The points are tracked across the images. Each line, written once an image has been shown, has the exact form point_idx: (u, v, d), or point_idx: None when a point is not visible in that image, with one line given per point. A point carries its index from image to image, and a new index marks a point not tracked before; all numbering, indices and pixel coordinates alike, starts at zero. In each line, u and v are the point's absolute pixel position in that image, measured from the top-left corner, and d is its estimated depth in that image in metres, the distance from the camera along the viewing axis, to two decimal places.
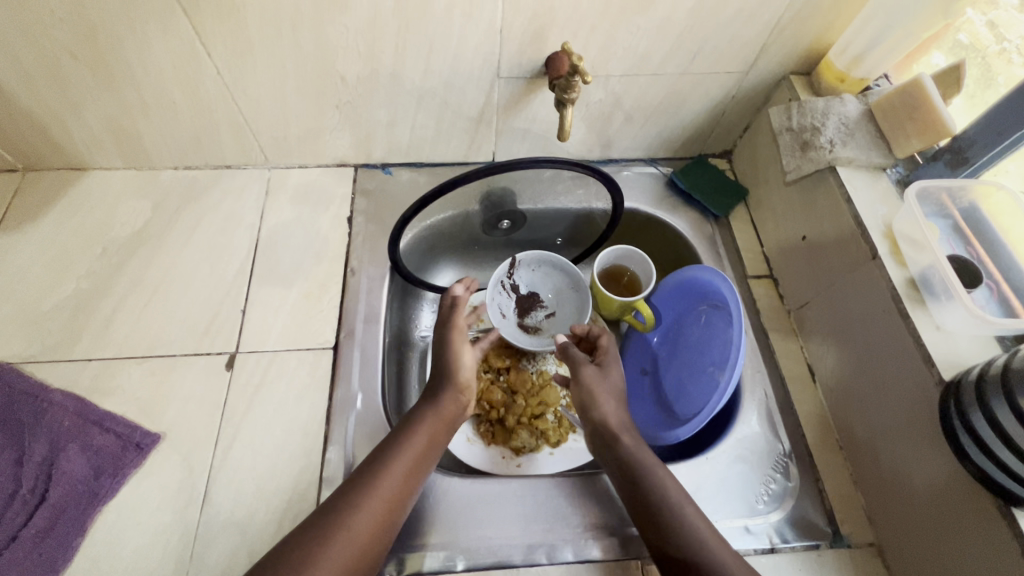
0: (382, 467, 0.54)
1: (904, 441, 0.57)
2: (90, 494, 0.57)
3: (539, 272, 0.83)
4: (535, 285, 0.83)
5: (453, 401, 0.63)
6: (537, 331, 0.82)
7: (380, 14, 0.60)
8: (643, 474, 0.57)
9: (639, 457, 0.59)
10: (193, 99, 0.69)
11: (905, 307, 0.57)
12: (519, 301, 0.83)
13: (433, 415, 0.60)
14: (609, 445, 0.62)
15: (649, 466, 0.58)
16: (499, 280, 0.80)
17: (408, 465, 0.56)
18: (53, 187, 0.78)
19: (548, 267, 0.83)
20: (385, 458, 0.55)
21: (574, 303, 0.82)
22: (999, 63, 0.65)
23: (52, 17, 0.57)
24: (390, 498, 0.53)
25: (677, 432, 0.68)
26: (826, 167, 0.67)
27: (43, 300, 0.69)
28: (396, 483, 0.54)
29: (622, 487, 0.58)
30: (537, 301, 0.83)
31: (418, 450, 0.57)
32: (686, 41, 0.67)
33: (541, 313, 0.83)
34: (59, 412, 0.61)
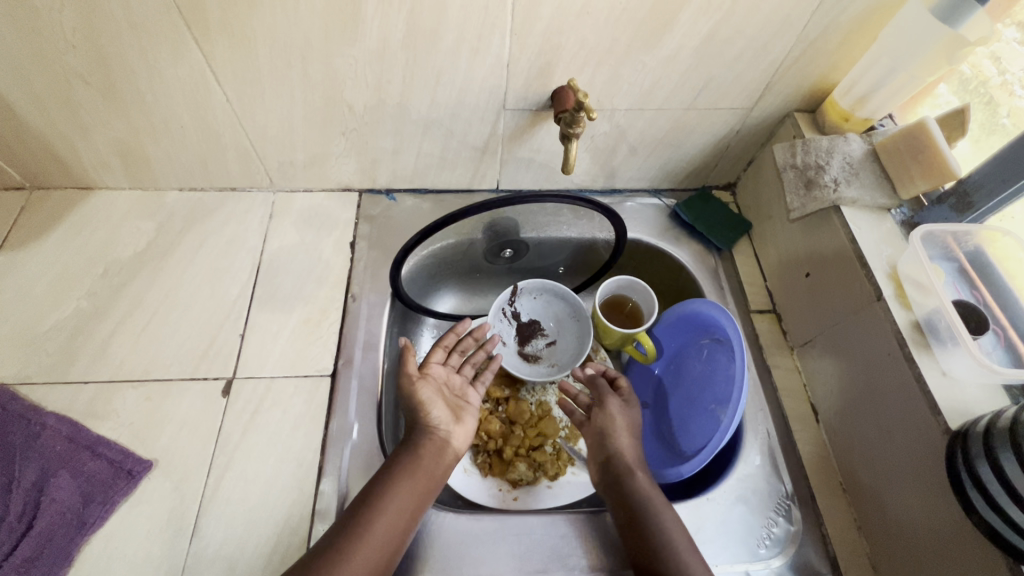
0: (364, 527, 0.53)
1: (910, 491, 0.56)
2: (77, 522, 0.56)
3: (539, 299, 0.83)
4: (535, 313, 0.83)
5: (440, 446, 0.61)
6: (537, 359, 0.82)
7: (388, 48, 0.61)
8: (653, 527, 0.57)
9: (648, 496, 0.59)
10: (201, 125, 0.69)
11: (910, 352, 0.56)
12: (519, 328, 0.82)
13: (417, 465, 0.59)
14: (618, 486, 0.61)
15: (665, 527, 0.56)
16: (500, 308, 0.80)
17: (392, 523, 0.55)
18: (59, 205, 0.78)
19: (549, 296, 0.83)
20: (368, 515, 0.54)
21: (574, 331, 0.82)
22: (1002, 94, 0.65)
23: (65, 44, 0.58)
24: (379, 550, 0.53)
25: (679, 469, 0.66)
26: (830, 207, 0.67)
27: (42, 321, 0.69)
28: (379, 543, 0.53)
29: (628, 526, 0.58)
30: (537, 329, 0.83)
31: (403, 506, 0.56)
32: (690, 79, 0.68)
33: (541, 341, 0.83)
34: (52, 436, 0.60)
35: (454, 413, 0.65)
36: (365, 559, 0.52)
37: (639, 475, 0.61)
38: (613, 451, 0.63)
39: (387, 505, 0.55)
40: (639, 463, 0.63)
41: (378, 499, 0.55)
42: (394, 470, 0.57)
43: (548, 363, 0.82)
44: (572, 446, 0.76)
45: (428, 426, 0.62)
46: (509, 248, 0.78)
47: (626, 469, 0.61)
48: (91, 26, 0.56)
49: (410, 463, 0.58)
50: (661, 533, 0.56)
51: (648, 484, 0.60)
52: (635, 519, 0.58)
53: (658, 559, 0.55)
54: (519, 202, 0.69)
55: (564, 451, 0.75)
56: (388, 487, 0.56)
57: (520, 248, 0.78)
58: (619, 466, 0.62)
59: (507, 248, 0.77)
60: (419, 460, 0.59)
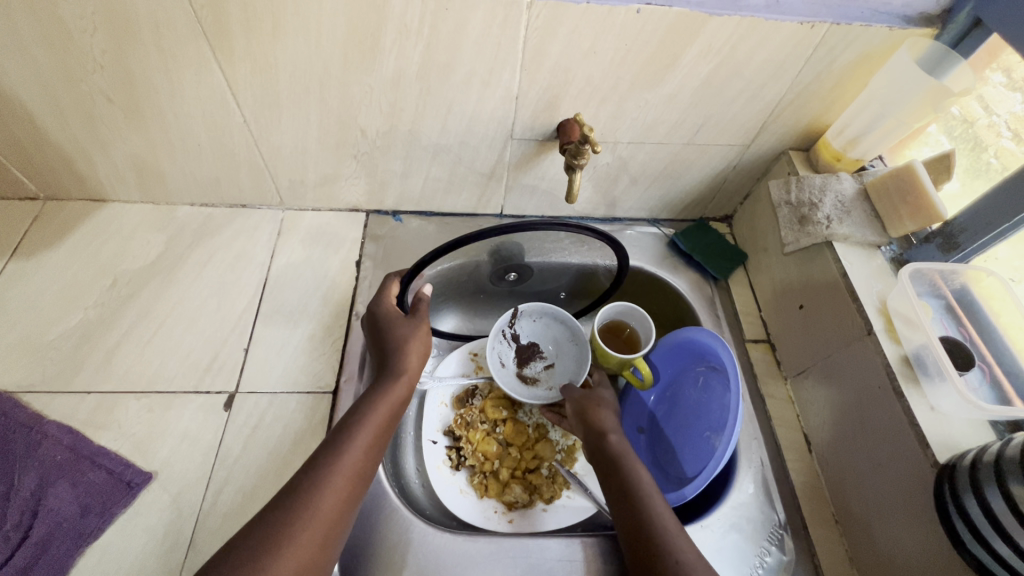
0: (324, 476, 0.50)
1: (902, 521, 0.57)
2: (75, 532, 0.56)
3: (540, 323, 0.84)
4: (535, 336, 0.83)
5: (402, 388, 0.60)
6: (535, 382, 0.82)
7: (402, 78, 0.64)
8: (628, 477, 0.57)
9: (622, 453, 0.60)
10: (218, 143, 0.72)
11: (900, 386, 0.58)
12: (519, 351, 0.83)
13: (377, 407, 0.57)
14: (598, 446, 0.62)
15: (648, 495, 0.55)
16: (501, 331, 0.81)
17: (363, 451, 0.53)
18: (71, 216, 0.79)
19: (551, 321, 0.83)
20: (327, 465, 0.51)
21: (573, 356, 0.82)
22: (989, 135, 0.68)
23: (93, 65, 0.60)
24: (360, 454, 0.53)
25: (683, 490, 0.65)
26: (823, 242, 0.69)
27: (48, 329, 0.69)
28: (355, 462, 0.52)
29: (604, 478, 0.59)
30: (537, 351, 0.83)
31: (363, 454, 0.53)
32: (690, 116, 0.71)
33: (540, 363, 0.83)
34: (52, 446, 0.60)
35: (425, 352, 0.64)
36: (333, 498, 0.49)
37: (615, 440, 0.62)
38: (594, 419, 0.65)
39: (348, 451, 0.52)
40: (613, 428, 0.64)
41: (339, 448, 0.52)
42: (354, 418, 0.55)
43: (546, 386, 0.81)
44: (567, 468, 0.76)
45: (389, 365, 0.61)
46: (513, 273, 0.79)
47: (618, 456, 0.60)
48: (119, 48, 0.59)
49: (371, 407, 0.57)
50: (635, 481, 0.56)
51: (626, 448, 0.61)
52: (616, 488, 0.57)
53: (629, 500, 0.55)
54: (527, 228, 0.66)
55: (560, 474, 0.76)
56: (348, 435, 0.54)
57: (524, 272, 0.79)
58: (596, 433, 0.63)
59: (511, 272, 0.78)
60: (381, 400, 0.58)
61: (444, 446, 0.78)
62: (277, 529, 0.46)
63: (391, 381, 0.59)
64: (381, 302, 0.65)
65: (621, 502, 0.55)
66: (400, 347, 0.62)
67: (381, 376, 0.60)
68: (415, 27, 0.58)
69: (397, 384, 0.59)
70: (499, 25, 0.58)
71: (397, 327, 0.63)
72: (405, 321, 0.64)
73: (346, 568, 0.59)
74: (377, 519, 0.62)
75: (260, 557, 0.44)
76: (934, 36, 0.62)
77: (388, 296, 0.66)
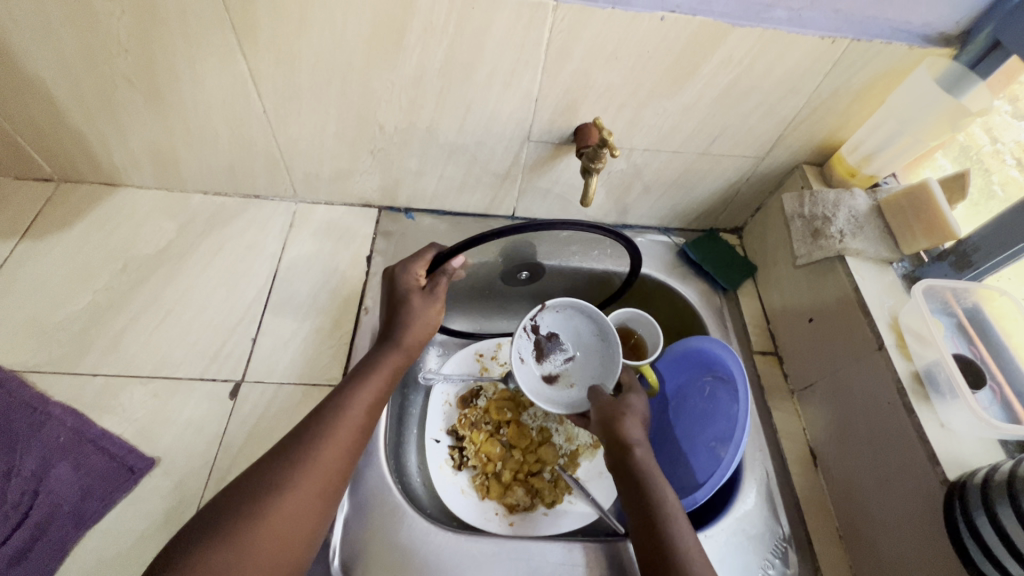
0: (322, 433, 0.53)
1: (909, 538, 0.57)
2: (74, 516, 0.55)
3: (562, 313, 0.76)
4: (556, 327, 0.76)
5: (401, 357, 0.61)
6: (556, 379, 0.74)
7: (424, 76, 0.64)
8: (656, 500, 0.55)
9: (650, 471, 0.58)
10: (236, 132, 0.72)
11: (910, 402, 0.58)
12: (539, 344, 0.75)
13: (377, 372, 0.59)
14: (623, 460, 0.59)
15: (677, 523, 0.53)
16: (522, 327, 0.72)
17: (359, 416, 0.55)
18: (84, 200, 0.79)
19: (577, 313, 0.75)
20: (325, 423, 0.53)
21: (599, 353, 0.74)
22: (993, 161, 0.69)
23: (118, 48, 0.61)
24: (357, 419, 0.55)
25: (694, 495, 0.65)
26: (835, 256, 0.69)
27: (56, 311, 0.69)
28: (354, 425, 0.55)
29: (628, 496, 0.57)
30: (558, 344, 0.76)
31: (361, 416, 0.56)
32: (707, 126, 0.72)
33: (560, 357, 0.76)
34: (55, 427, 0.60)
35: (432, 326, 0.65)
36: (327, 458, 0.52)
37: (645, 456, 0.59)
38: (619, 428, 0.62)
39: (347, 415, 0.55)
40: (639, 440, 0.61)
41: (336, 411, 0.55)
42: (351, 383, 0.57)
43: (566, 384, 0.75)
44: (569, 473, 0.76)
45: (394, 337, 0.62)
46: (525, 271, 0.77)
47: (645, 474, 0.57)
48: (145, 33, 0.59)
49: (369, 373, 0.59)
50: (664, 505, 0.55)
51: (654, 464, 0.59)
52: (642, 508, 0.55)
53: (657, 525, 0.53)
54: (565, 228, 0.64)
55: (562, 479, 0.76)
56: (345, 398, 0.56)
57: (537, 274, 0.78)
58: (620, 444, 0.60)
59: (523, 270, 0.77)
60: (382, 366, 0.60)
61: (446, 445, 0.78)
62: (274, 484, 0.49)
63: (391, 348, 0.61)
64: (402, 277, 0.64)
65: (645, 525, 0.54)
66: (412, 323, 0.62)
67: (383, 342, 0.62)
68: (440, 26, 0.59)
69: (396, 352, 0.61)
70: (523, 28, 0.59)
71: (411, 304, 0.63)
72: (421, 297, 0.63)
73: (345, 563, 0.58)
74: (379, 514, 0.61)
75: (254, 507, 0.47)
76: (952, 57, 0.63)
77: (413, 274, 0.64)
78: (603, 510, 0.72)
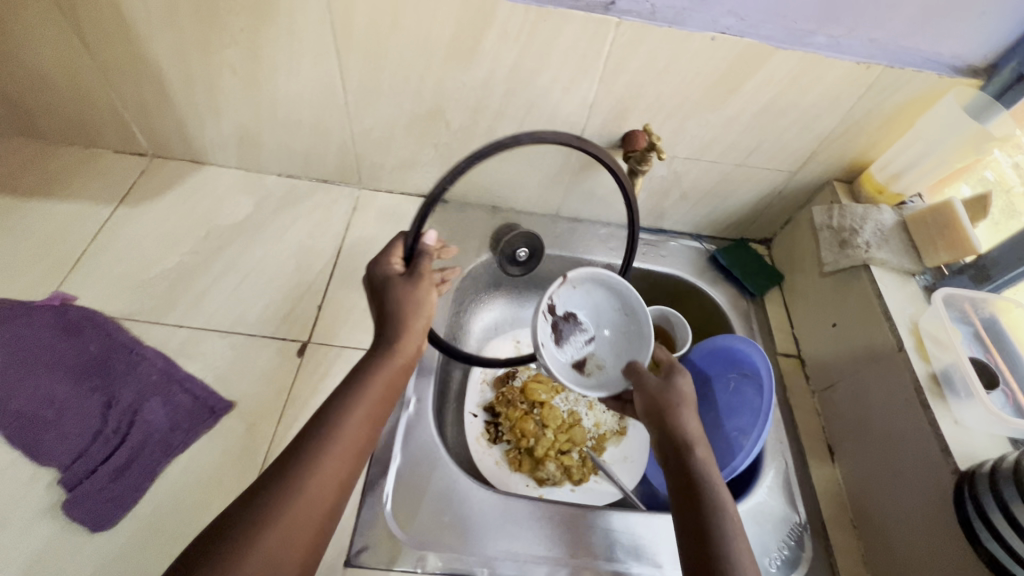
0: (318, 450, 0.49)
1: (920, 527, 0.60)
2: (164, 444, 0.63)
3: (580, 290, 0.67)
4: (574, 304, 0.67)
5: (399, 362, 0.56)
6: (585, 366, 0.66)
7: (493, 79, 0.72)
8: (713, 510, 0.50)
9: (711, 476, 0.53)
10: (317, 120, 0.80)
11: (926, 399, 0.62)
12: (556, 326, 0.65)
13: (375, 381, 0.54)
14: (679, 459, 0.55)
15: (735, 539, 0.49)
16: (540, 310, 0.62)
17: (357, 429, 0.51)
18: (172, 174, 0.88)
19: (591, 284, 0.66)
20: (319, 440, 0.49)
21: (624, 329, 0.68)
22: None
23: (230, 40, 0.69)
24: (354, 434, 0.51)
25: (733, 464, 0.69)
26: (861, 265, 0.74)
27: (148, 269, 0.77)
28: (350, 441, 0.51)
29: (681, 503, 0.52)
30: (576, 325, 0.67)
31: (357, 431, 0.51)
32: (746, 139, 0.78)
33: (582, 339, 0.67)
34: (148, 367, 0.68)
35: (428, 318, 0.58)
36: (326, 474, 0.48)
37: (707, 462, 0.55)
38: (677, 424, 0.57)
39: (343, 432, 0.51)
40: (700, 440, 0.56)
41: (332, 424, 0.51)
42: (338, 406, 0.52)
43: (596, 368, 0.66)
44: (596, 455, 0.82)
45: (390, 338, 0.56)
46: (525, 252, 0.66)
47: (703, 479, 0.53)
48: (257, 27, 0.68)
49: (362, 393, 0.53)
50: (721, 516, 0.50)
51: (713, 469, 0.54)
52: (696, 516, 0.50)
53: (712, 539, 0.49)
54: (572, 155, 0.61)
55: (590, 460, 0.81)
56: (342, 412, 0.52)
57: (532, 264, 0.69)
58: (679, 443, 0.56)
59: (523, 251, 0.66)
60: (372, 383, 0.54)
61: (483, 420, 0.84)
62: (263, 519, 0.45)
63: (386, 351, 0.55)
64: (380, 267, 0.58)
65: (699, 535, 0.50)
66: (402, 311, 0.56)
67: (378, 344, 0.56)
68: (514, 35, 0.66)
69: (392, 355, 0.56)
70: (587, 40, 0.66)
71: (394, 289, 0.56)
72: (400, 281, 0.57)
73: (396, 508, 0.64)
74: (428, 469, 0.67)
75: (247, 536, 0.44)
76: (979, 87, 0.69)
77: (388, 262, 0.59)
78: (627, 490, 0.79)
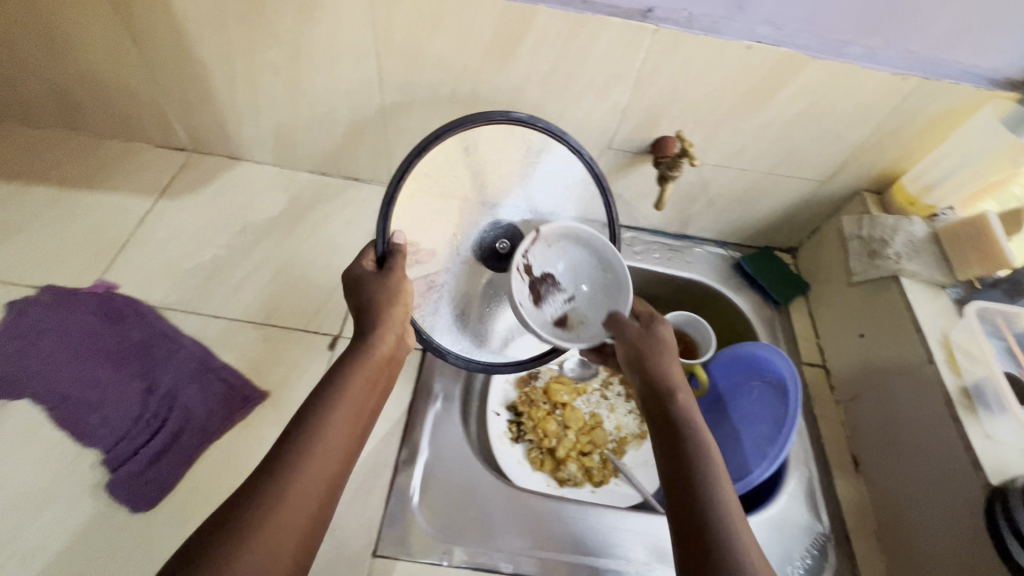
0: (301, 452, 0.47)
1: (949, 540, 0.60)
2: (201, 430, 0.65)
3: (556, 249, 0.67)
4: (550, 264, 0.66)
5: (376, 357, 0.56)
6: (564, 322, 0.65)
7: (528, 83, 0.73)
8: (694, 454, 0.51)
9: (690, 418, 0.54)
10: (352, 119, 0.82)
11: (957, 413, 0.62)
12: (533, 286, 0.65)
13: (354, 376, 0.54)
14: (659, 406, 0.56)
15: (717, 482, 0.49)
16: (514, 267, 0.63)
17: (340, 427, 0.50)
18: (210, 169, 0.90)
19: (566, 241, 0.67)
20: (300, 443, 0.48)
21: (603, 285, 0.67)
22: None
23: (273, 41, 0.72)
24: (336, 432, 0.50)
25: (748, 478, 0.70)
26: (891, 276, 0.74)
27: (187, 261, 0.79)
28: (333, 440, 0.49)
29: (663, 449, 0.53)
30: (554, 285, 0.66)
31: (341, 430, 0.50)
32: (777, 147, 0.78)
33: (560, 297, 0.66)
34: (187, 356, 0.70)
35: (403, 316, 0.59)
36: (312, 474, 0.47)
37: (687, 407, 0.55)
38: (657, 370, 0.58)
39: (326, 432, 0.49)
40: (680, 385, 0.57)
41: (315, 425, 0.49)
42: (314, 416, 0.50)
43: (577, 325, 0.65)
44: (617, 458, 0.82)
45: (365, 335, 0.57)
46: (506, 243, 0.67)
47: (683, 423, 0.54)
48: (301, 29, 0.70)
49: (335, 405, 0.51)
50: (701, 459, 0.51)
51: (694, 413, 0.55)
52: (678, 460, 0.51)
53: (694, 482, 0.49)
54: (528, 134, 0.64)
55: (610, 462, 0.82)
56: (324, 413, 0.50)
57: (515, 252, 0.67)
58: (660, 389, 0.57)
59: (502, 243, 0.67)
60: (350, 380, 0.54)
61: (505, 419, 0.84)
62: (234, 544, 0.41)
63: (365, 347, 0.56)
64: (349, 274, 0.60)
65: (680, 480, 0.50)
66: (378, 304, 0.58)
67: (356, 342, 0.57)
68: (551, 40, 0.67)
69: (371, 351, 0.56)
70: (623, 46, 0.67)
71: (363, 288, 0.58)
72: (374, 278, 0.59)
73: (422, 501, 0.65)
74: (453, 464, 0.68)
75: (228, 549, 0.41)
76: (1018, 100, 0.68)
77: (360, 264, 0.61)
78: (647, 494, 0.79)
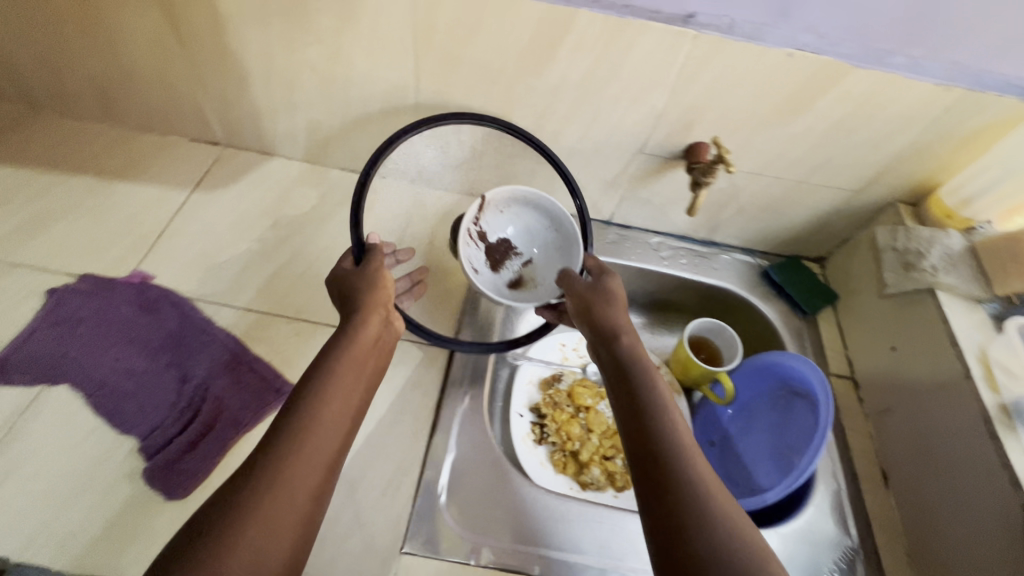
0: (297, 435, 0.46)
1: (986, 559, 0.59)
2: (234, 421, 0.65)
3: (508, 215, 0.77)
4: (503, 230, 0.77)
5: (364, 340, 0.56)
6: (518, 282, 0.76)
7: (564, 85, 0.73)
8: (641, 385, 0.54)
9: (636, 354, 0.58)
10: (386, 118, 0.83)
11: (995, 429, 0.61)
12: (489, 253, 0.76)
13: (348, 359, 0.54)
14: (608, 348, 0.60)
15: (665, 407, 0.52)
16: (464, 234, 0.73)
17: (335, 410, 0.49)
18: (243, 164, 0.91)
19: (517, 206, 0.76)
20: (296, 426, 0.46)
21: (553, 243, 0.76)
22: None
23: (312, 39, 0.73)
24: (333, 417, 0.49)
25: (763, 495, 0.69)
26: (926, 289, 0.73)
27: (220, 254, 0.80)
28: (328, 424, 0.48)
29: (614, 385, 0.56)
30: (511, 250, 0.77)
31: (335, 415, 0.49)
32: (812, 156, 0.77)
33: (516, 261, 0.77)
34: (220, 347, 0.71)
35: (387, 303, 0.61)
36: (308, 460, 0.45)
37: (634, 347, 0.59)
38: (605, 316, 0.63)
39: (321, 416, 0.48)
40: (625, 327, 0.61)
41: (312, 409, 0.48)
42: (307, 398, 0.49)
43: (530, 283, 0.76)
44: None
45: (350, 321, 0.58)
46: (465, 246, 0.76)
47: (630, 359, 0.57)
48: (340, 28, 0.71)
49: (325, 381, 0.51)
50: (649, 388, 0.54)
51: (642, 352, 0.59)
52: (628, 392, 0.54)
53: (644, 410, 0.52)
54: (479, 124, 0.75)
55: None
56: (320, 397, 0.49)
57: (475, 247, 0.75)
58: (608, 333, 0.61)
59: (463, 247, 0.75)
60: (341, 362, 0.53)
61: (529, 420, 0.84)
62: (229, 528, 0.40)
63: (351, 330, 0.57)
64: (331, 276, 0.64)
65: (631, 409, 0.52)
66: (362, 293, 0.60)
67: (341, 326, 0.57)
68: (590, 43, 0.67)
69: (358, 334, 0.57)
70: (663, 51, 0.67)
71: (346, 281, 0.62)
72: (355, 271, 0.63)
73: (450, 499, 0.65)
74: (481, 463, 0.68)
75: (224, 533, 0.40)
76: None
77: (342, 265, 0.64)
78: None
